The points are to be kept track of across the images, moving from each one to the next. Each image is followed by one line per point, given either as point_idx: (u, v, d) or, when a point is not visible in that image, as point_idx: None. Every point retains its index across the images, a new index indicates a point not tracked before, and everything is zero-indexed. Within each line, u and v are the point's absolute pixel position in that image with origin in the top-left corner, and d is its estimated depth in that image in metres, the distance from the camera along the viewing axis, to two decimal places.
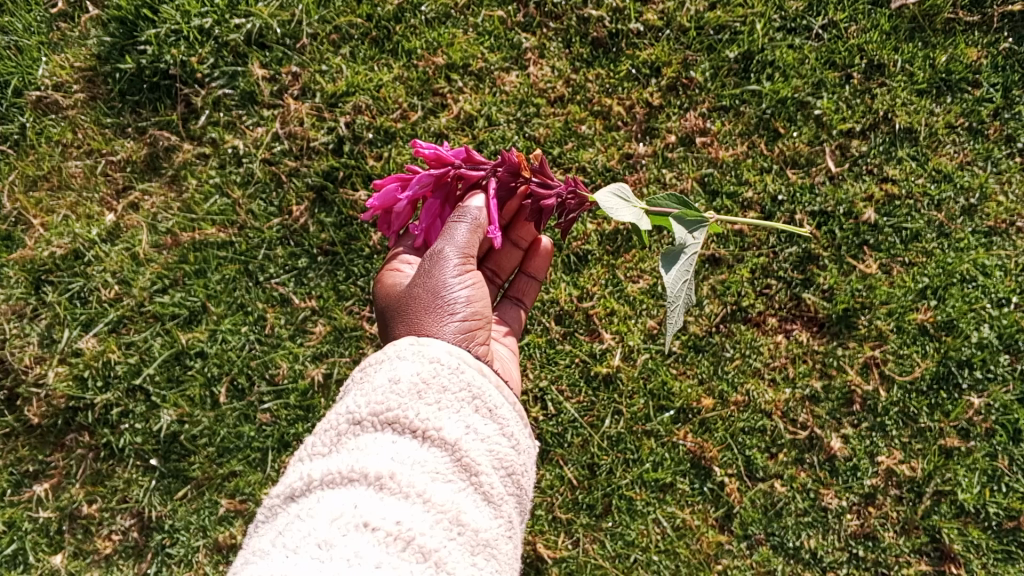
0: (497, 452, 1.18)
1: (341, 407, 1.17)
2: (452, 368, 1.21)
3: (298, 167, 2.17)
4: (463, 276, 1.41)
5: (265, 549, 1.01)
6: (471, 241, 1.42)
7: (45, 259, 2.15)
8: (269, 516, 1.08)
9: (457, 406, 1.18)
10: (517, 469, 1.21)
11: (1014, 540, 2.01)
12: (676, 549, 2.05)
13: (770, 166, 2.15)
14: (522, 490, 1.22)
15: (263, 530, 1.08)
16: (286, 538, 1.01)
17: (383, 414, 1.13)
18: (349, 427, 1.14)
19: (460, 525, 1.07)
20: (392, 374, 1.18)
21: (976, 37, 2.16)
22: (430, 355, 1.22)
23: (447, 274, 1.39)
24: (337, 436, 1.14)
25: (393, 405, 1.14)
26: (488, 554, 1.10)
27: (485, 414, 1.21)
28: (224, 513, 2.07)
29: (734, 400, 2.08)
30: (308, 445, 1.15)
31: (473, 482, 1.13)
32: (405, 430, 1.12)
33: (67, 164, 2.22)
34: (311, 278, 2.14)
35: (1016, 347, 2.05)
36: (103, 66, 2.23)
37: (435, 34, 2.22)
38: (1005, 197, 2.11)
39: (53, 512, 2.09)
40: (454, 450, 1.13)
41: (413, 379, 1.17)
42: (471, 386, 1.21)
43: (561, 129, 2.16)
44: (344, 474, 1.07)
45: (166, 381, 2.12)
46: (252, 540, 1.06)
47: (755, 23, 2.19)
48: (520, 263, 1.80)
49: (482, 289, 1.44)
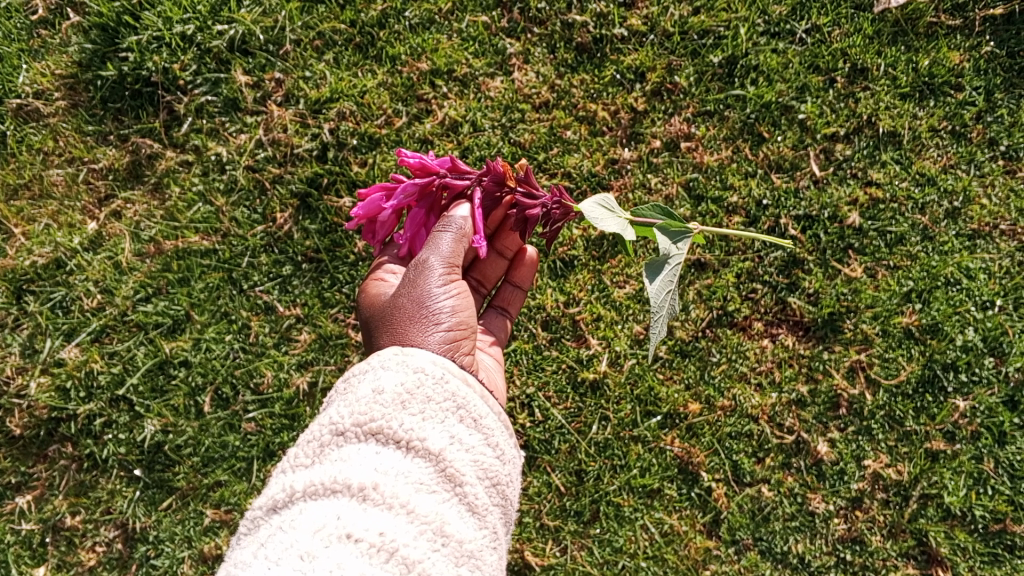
0: (482, 462, 1.17)
1: (324, 418, 1.16)
2: (436, 378, 1.20)
3: (282, 174, 2.16)
4: (448, 286, 1.40)
5: (247, 561, 1.00)
6: (455, 250, 1.41)
7: (27, 268, 2.13)
8: (251, 529, 1.07)
9: (441, 416, 1.16)
10: (502, 480, 1.20)
11: (1000, 543, 2.01)
12: (664, 554, 2.04)
13: (755, 170, 2.15)
14: (507, 501, 1.22)
15: (245, 542, 1.06)
16: (268, 550, 1.00)
17: (366, 424, 1.12)
18: (332, 438, 1.13)
19: (444, 536, 1.06)
20: (375, 385, 1.17)
21: (959, 40, 2.17)
22: (414, 365, 1.21)
23: (432, 284, 1.38)
24: (319, 447, 1.12)
25: (377, 416, 1.13)
26: (472, 565, 1.09)
27: (470, 425, 1.19)
28: (209, 524, 2.06)
29: (721, 405, 2.08)
30: (291, 456, 1.14)
31: (458, 493, 1.11)
32: (389, 440, 1.11)
33: (48, 172, 2.20)
34: (296, 285, 2.12)
35: (1001, 350, 2.05)
36: (85, 73, 2.22)
37: (419, 40, 2.21)
38: (989, 200, 2.12)
39: (37, 524, 2.07)
40: (438, 461, 1.11)
41: (397, 390, 1.16)
42: (455, 396, 1.20)
43: (546, 134, 2.16)
44: (327, 485, 1.05)
45: (150, 391, 2.10)
46: (234, 552, 1.05)
47: (739, 27, 2.19)
48: (506, 274, 1.79)
49: (467, 298, 1.43)
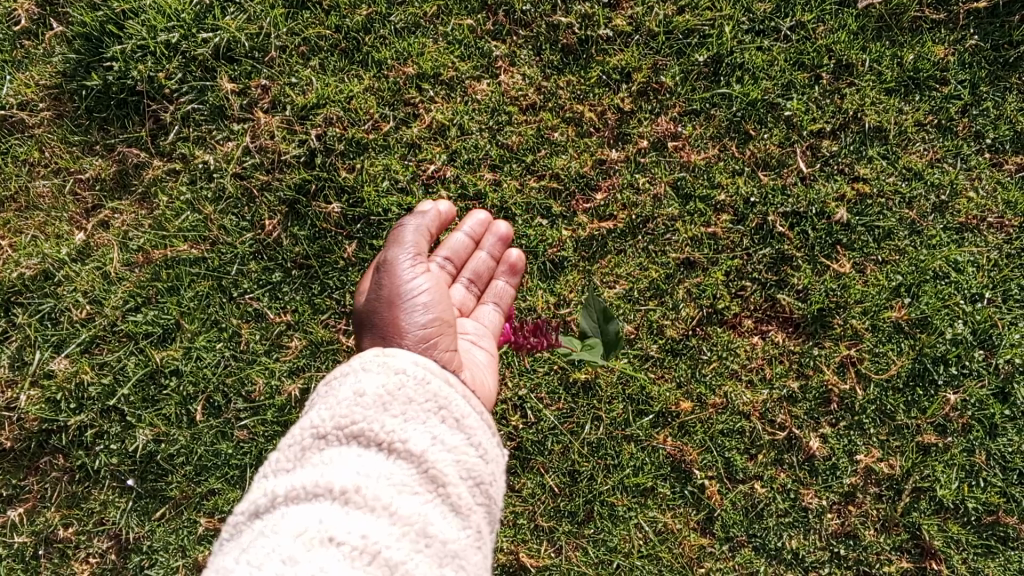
0: (463, 461, 1.30)
1: (306, 423, 1.31)
2: (416, 381, 1.37)
3: (269, 181, 2.15)
4: (417, 269, 1.69)
5: (231, 563, 1.11)
6: (421, 240, 1.77)
7: (14, 281, 2.12)
8: (233, 535, 1.18)
9: (422, 417, 1.32)
10: (485, 479, 1.32)
11: (993, 534, 2.05)
12: (659, 553, 2.07)
13: (741, 169, 2.15)
14: (490, 500, 1.32)
15: (228, 548, 1.17)
16: (251, 555, 1.10)
17: (347, 427, 1.28)
18: (314, 442, 1.28)
19: (427, 536, 1.17)
20: (358, 388, 1.34)
21: (943, 35, 2.18)
22: (395, 370, 1.38)
23: (404, 269, 1.67)
24: (302, 451, 1.27)
25: (359, 419, 1.28)
26: (457, 565, 1.18)
27: (450, 424, 1.34)
28: (204, 533, 2.07)
29: (713, 402, 2.08)
30: (272, 462, 1.27)
31: (440, 493, 1.24)
32: (371, 442, 1.26)
33: (34, 183, 2.19)
34: (286, 292, 2.12)
35: (990, 342, 2.07)
36: (69, 83, 2.20)
37: (405, 44, 2.19)
38: (975, 193, 2.13)
39: (29, 537, 2.08)
40: (420, 462, 1.25)
41: (378, 393, 1.33)
42: (435, 398, 1.36)
43: (533, 136, 2.17)
44: (309, 489, 1.17)
45: (142, 401, 2.09)
46: (218, 557, 1.15)
47: (723, 26, 2.19)
48: (490, 272, 2.02)
49: (439, 283, 1.72)
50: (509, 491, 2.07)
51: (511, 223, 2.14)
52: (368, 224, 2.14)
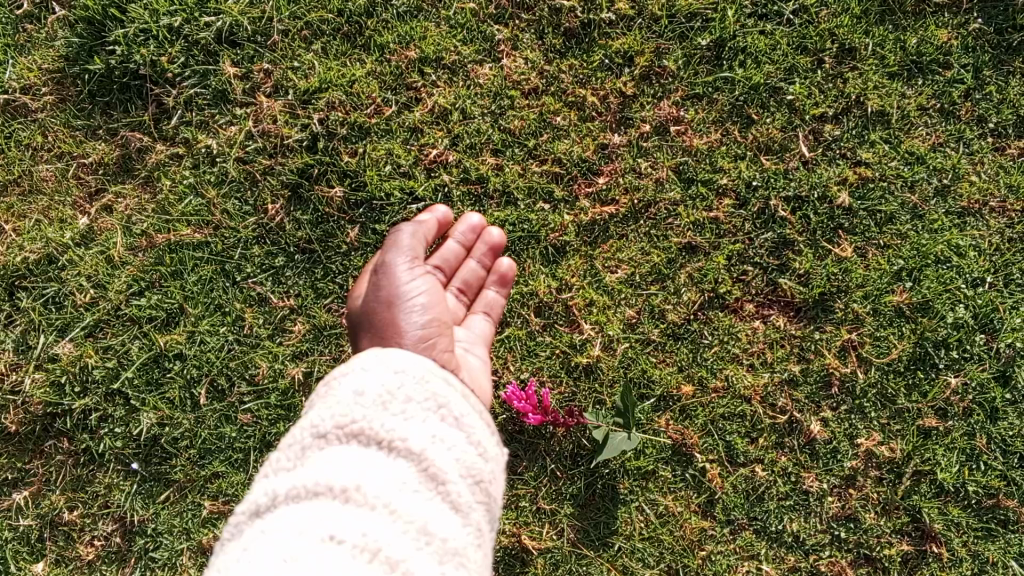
0: (463, 459, 1.39)
1: (306, 422, 1.39)
2: (417, 380, 1.47)
3: (272, 165, 2.15)
4: (413, 272, 1.80)
5: (234, 560, 1.17)
6: (418, 245, 1.86)
7: (18, 265, 2.13)
8: (235, 533, 1.24)
9: (423, 416, 1.41)
10: (484, 477, 1.42)
11: (993, 517, 2.06)
12: (660, 536, 2.08)
13: (744, 153, 2.15)
14: (490, 498, 1.41)
15: (229, 546, 1.23)
16: (252, 553, 1.16)
17: (347, 426, 1.36)
18: (314, 441, 1.35)
19: (428, 534, 1.24)
20: (359, 388, 1.42)
21: (946, 18, 2.17)
22: (396, 370, 1.47)
23: (402, 273, 1.78)
24: (302, 450, 1.35)
25: (359, 418, 1.36)
26: (457, 562, 1.26)
27: (450, 422, 1.44)
28: (208, 516, 2.09)
29: (714, 386, 2.09)
30: (273, 462, 1.35)
31: (441, 491, 1.31)
32: (371, 441, 1.33)
33: (37, 167, 2.20)
34: (289, 276, 2.13)
35: (992, 326, 2.07)
36: (72, 67, 2.20)
37: (407, 28, 2.19)
38: (978, 177, 2.13)
39: (35, 519, 2.10)
40: (420, 459, 1.33)
41: (379, 392, 1.41)
42: (436, 397, 1.46)
43: (535, 121, 2.16)
44: (310, 489, 1.24)
45: (146, 384, 2.10)
46: (220, 555, 1.21)
47: (726, 10, 2.18)
48: (480, 281, 2.03)
49: (435, 285, 1.83)
50: (511, 475, 2.08)
51: (513, 207, 2.14)
52: (371, 208, 2.14)
